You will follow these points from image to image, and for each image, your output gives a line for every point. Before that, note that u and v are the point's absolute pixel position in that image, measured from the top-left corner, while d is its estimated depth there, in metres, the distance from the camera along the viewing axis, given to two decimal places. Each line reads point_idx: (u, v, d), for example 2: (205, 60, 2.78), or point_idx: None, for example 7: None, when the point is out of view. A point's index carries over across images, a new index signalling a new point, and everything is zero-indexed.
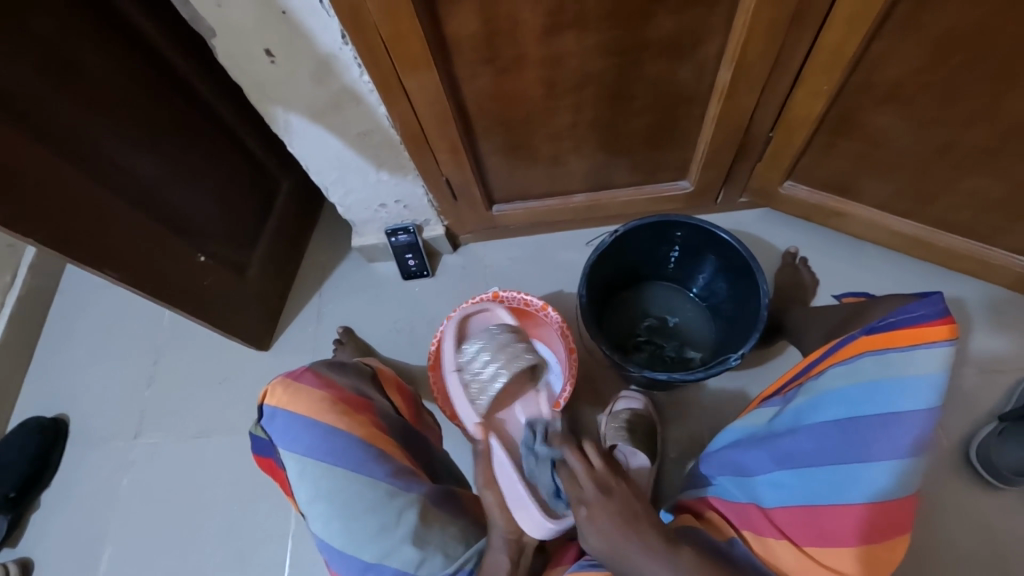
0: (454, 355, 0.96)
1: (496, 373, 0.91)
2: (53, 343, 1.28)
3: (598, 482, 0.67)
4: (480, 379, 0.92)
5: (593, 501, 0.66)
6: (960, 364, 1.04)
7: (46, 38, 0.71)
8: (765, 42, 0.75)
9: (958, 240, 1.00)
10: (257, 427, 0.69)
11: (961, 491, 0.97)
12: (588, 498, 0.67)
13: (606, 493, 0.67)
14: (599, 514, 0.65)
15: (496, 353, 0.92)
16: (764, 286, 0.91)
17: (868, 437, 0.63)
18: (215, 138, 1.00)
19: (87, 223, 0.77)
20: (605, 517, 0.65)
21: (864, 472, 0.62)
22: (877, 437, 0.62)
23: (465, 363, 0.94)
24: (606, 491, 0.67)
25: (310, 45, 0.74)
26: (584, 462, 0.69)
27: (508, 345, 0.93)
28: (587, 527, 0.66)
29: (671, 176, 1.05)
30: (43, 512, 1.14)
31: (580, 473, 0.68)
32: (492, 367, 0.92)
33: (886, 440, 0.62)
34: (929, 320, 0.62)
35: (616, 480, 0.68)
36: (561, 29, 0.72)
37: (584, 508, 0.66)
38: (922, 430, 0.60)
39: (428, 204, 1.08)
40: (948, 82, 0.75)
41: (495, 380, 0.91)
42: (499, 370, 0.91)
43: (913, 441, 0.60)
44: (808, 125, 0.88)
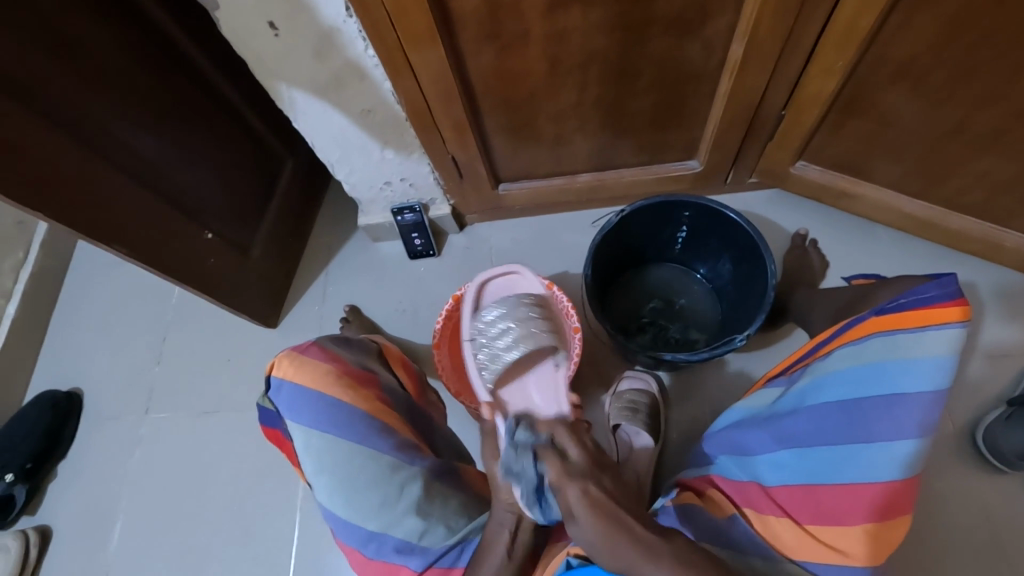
0: (471, 322, 0.97)
1: (512, 345, 0.91)
2: (65, 320, 1.30)
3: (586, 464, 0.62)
4: (494, 350, 0.91)
5: (584, 478, 0.61)
6: (969, 349, 1.03)
7: (48, 12, 0.70)
8: (777, 16, 0.73)
9: (972, 223, 0.98)
10: (264, 399, 0.70)
11: (965, 476, 0.96)
12: (580, 477, 0.61)
13: (596, 480, 0.61)
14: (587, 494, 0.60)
15: (516, 323, 0.92)
16: (771, 267, 0.90)
17: (873, 418, 0.62)
18: (220, 115, 1.00)
19: (94, 199, 0.77)
20: (597, 493, 0.60)
21: (867, 452, 0.62)
22: (881, 417, 0.62)
23: (479, 332, 0.94)
24: (597, 470, 0.62)
25: (314, 19, 0.73)
26: (576, 445, 0.64)
27: (526, 314, 0.93)
28: (573, 504, 0.59)
29: (679, 157, 1.03)
30: (59, 483, 1.17)
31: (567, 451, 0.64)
32: (507, 338, 0.92)
33: (891, 421, 0.61)
34: (941, 301, 0.61)
35: (604, 462, 0.64)
36: (566, 3, 0.70)
37: (577, 486, 0.60)
38: (927, 412, 0.60)
39: (433, 183, 1.07)
40: (966, 58, 0.72)
41: (510, 350, 0.91)
42: (515, 342, 0.91)
43: (918, 422, 0.60)
44: (820, 103, 0.86)
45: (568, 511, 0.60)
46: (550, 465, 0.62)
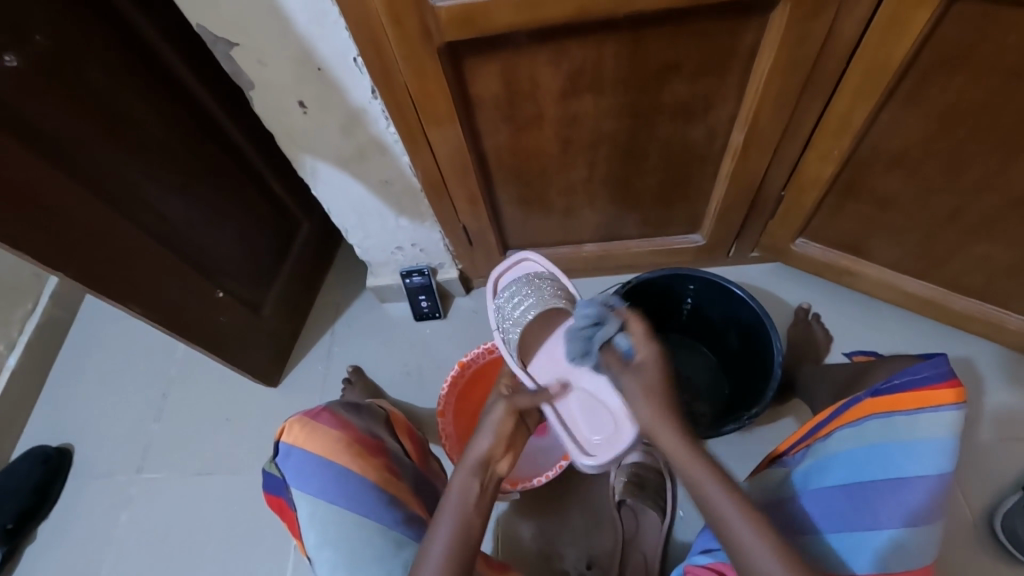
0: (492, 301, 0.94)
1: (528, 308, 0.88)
2: (65, 372, 1.29)
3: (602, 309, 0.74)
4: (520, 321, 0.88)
5: (632, 367, 0.68)
6: (980, 431, 1.01)
7: (97, 88, 0.75)
8: (776, 108, 0.77)
9: (973, 305, 0.99)
10: (272, 464, 0.69)
11: (984, 566, 0.93)
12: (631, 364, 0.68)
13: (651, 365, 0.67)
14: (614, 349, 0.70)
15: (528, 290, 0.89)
16: (777, 344, 0.91)
17: (879, 502, 0.60)
18: (245, 180, 1.04)
19: (115, 259, 0.79)
20: (639, 381, 0.66)
21: (877, 539, 0.59)
22: (888, 502, 0.60)
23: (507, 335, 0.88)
24: (645, 363, 0.67)
25: (342, 99, 0.78)
26: (636, 337, 0.69)
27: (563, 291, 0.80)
28: (622, 383, 0.68)
29: (683, 230, 1.07)
30: (39, 546, 1.13)
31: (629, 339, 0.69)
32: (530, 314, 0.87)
33: (897, 506, 0.59)
34: (935, 382, 0.62)
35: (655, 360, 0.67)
36: (579, 92, 0.75)
37: (627, 374, 0.68)
38: (932, 495, 0.58)
39: (443, 249, 1.10)
40: (958, 151, 0.76)
41: (527, 313, 0.87)
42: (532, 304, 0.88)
43: (923, 506, 0.59)
44: (819, 186, 0.90)
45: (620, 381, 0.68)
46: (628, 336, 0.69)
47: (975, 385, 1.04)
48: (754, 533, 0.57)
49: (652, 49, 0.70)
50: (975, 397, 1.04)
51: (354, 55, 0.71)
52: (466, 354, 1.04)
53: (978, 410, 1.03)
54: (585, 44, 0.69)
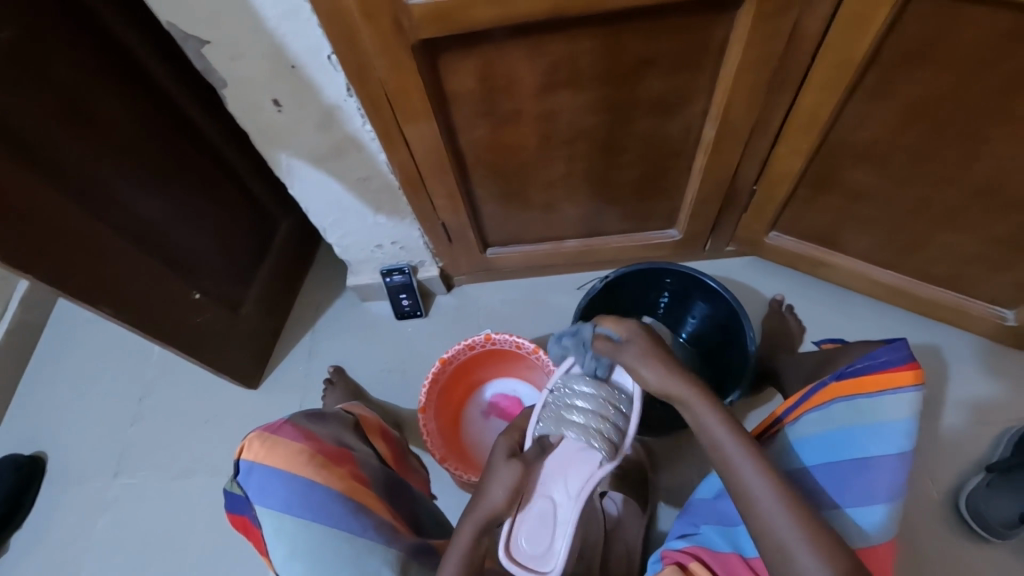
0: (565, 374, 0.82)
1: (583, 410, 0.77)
2: (37, 378, 1.26)
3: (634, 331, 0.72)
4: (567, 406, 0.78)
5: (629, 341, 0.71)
6: (947, 413, 1.05)
7: (63, 86, 0.74)
8: (747, 103, 0.79)
9: (937, 292, 1.03)
10: (232, 481, 0.63)
11: (951, 543, 0.96)
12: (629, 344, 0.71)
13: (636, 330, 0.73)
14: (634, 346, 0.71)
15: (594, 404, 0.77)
16: (750, 333, 0.93)
17: (844, 482, 0.62)
18: (219, 179, 1.03)
19: (90, 259, 0.78)
20: (645, 351, 0.70)
21: (845, 518, 0.61)
22: (853, 482, 0.62)
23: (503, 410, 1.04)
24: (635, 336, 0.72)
25: (315, 98, 0.78)
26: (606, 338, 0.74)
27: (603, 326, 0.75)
28: (642, 370, 0.69)
29: (661, 225, 1.09)
30: (11, 555, 1.10)
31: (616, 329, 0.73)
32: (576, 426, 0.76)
33: (861, 486, 0.61)
34: (895, 365, 0.64)
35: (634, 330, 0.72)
36: (555, 87, 0.76)
37: (629, 349, 0.71)
38: (896, 473, 0.60)
39: (423, 246, 1.10)
40: (919, 144, 0.79)
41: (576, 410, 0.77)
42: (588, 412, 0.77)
43: (889, 484, 0.60)
44: (790, 179, 0.92)
45: (616, 349, 0.72)
46: (606, 344, 0.73)
47: (940, 369, 1.08)
48: (766, 488, 0.58)
49: (625, 46, 0.72)
50: (941, 381, 1.07)
51: (327, 53, 0.72)
52: (446, 351, 1.03)
53: (944, 393, 1.07)
54: (561, 40, 0.70)
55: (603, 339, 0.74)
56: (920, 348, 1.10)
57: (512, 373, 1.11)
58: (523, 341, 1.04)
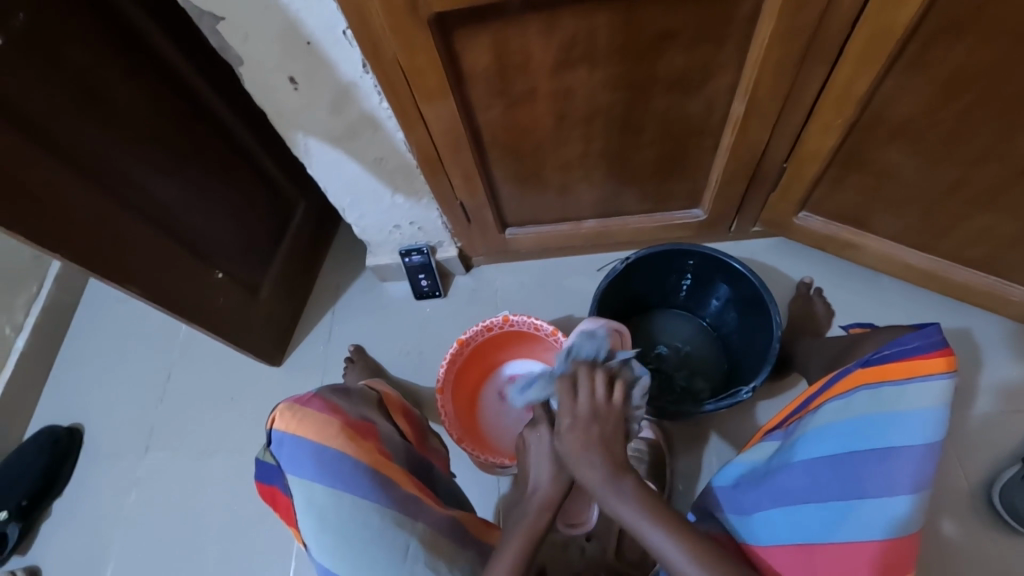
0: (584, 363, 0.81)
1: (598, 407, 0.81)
2: (72, 354, 1.31)
3: (594, 407, 0.71)
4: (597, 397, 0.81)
5: (579, 416, 0.70)
6: (982, 402, 1.01)
7: (83, 67, 0.74)
8: (776, 78, 0.75)
9: (976, 276, 0.98)
10: (264, 450, 0.64)
11: (980, 536, 0.93)
12: (577, 412, 0.70)
13: (600, 417, 0.70)
14: (579, 432, 0.69)
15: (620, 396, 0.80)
16: (776, 317, 0.91)
17: (865, 472, 0.60)
18: (238, 159, 1.03)
19: (112, 240, 0.80)
20: (578, 436, 0.69)
21: (865, 509, 0.59)
22: (874, 473, 0.59)
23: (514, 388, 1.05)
24: (597, 415, 0.70)
25: (330, 74, 0.77)
26: (588, 387, 0.72)
27: (583, 379, 0.73)
28: (561, 438, 0.70)
29: (683, 206, 1.05)
30: (52, 521, 1.16)
31: (581, 394, 0.72)
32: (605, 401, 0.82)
33: (882, 477, 0.59)
34: (925, 352, 0.61)
35: (598, 412, 0.70)
36: (573, 63, 0.74)
37: (566, 419, 0.70)
38: (922, 464, 0.58)
39: (441, 227, 1.09)
40: (963, 120, 0.74)
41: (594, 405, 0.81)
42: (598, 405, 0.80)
43: (913, 476, 0.58)
44: (821, 157, 0.88)
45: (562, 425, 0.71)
46: (564, 391, 0.72)
47: (975, 356, 1.04)
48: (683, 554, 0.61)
49: (648, 18, 0.68)
50: (974, 369, 1.03)
51: (342, 27, 0.70)
52: (465, 332, 1.03)
53: (979, 383, 1.02)
54: (579, 13, 0.67)
55: (567, 394, 0.72)
56: (955, 335, 1.06)
57: (530, 355, 1.10)
58: (541, 323, 1.03)
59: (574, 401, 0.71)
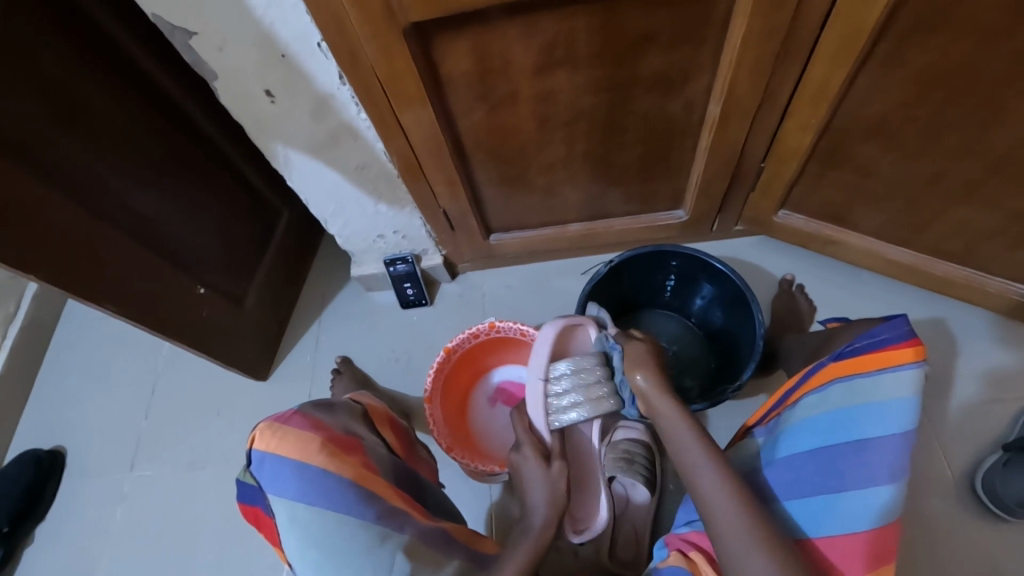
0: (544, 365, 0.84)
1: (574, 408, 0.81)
2: (52, 374, 1.28)
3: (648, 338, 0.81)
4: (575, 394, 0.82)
5: (641, 337, 0.80)
6: (963, 391, 1.03)
7: (55, 84, 0.73)
8: (752, 79, 0.77)
9: (952, 267, 1.00)
10: (245, 471, 0.63)
11: (966, 523, 0.95)
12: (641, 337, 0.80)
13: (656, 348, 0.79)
14: (642, 346, 0.78)
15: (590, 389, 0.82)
16: (759, 316, 0.92)
17: (844, 464, 0.60)
18: (217, 172, 1.02)
19: (91, 257, 0.79)
20: (644, 347, 0.78)
21: (845, 502, 0.59)
22: (854, 465, 0.60)
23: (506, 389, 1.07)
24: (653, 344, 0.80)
25: (308, 85, 0.76)
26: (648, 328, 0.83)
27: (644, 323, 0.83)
28: (628, 347, 0.78)
29: (666, 206, 1.06)
30: (35, 546, 1.13)
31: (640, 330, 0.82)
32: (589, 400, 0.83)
33: (861, 468, 0.60)
34: (895, 343, 0.63)
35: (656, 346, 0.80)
36: (552, 67, 0.74)
37: (635, 339, 0.79)
38: (898, 454, 0.59)
39: (425, 234, 1.09)
40: (934, 114, 0.76)
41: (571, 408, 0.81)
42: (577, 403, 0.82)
43: (890, 465, 0.59)
44: (799, 155, 0.89)
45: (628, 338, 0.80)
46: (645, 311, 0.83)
47: (954, 345, 1.06)
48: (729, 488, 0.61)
49: (624, 22, 0.69)
50: (954, 358, 1.05)
51: (318, 39, 0.70)
52: (451, 340, 1.03)
53: (960, 372, 1.04)
54: (556, 18, 0.67)
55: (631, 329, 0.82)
56: (934, 326, 1.08)
57: (517, 360, 1.11)
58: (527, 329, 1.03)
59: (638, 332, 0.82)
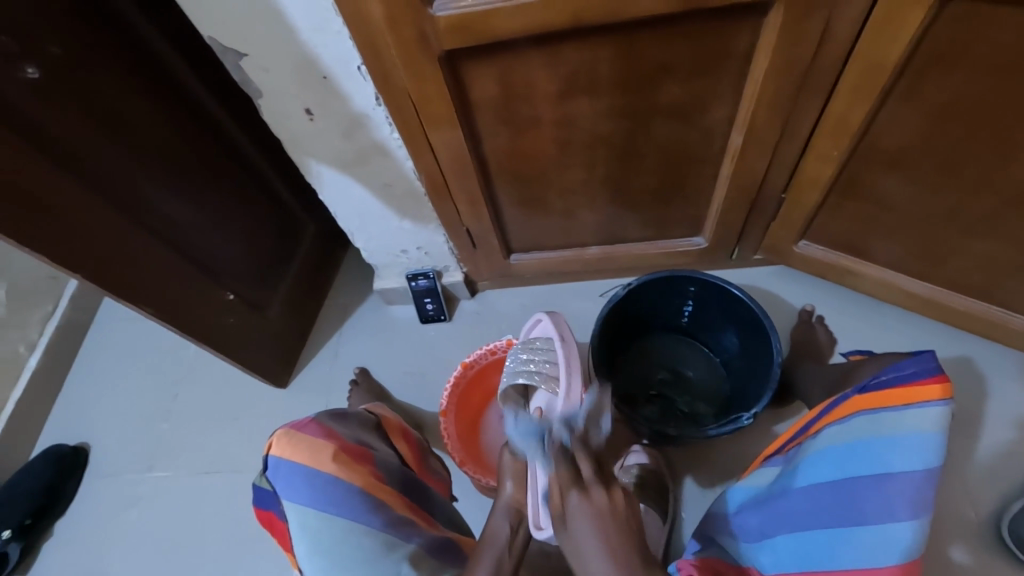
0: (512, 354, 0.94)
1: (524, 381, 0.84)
2: (82, 373, 1.33)
3: (601, 490, 0.58)
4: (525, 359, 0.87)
5: (580, 493, 0.58)
6: (989, 432, 1.00)
7: (110, 98, 0.79)
8: (771, 110, 0.78)
9: (976, 304, 0.99)
10: (260, 477, 0.65)
11: (990, 569, 0.91)
12: (590, 495, 0.58)
13: (603, 488, 0.59)
14: (590, 508, 0.57)
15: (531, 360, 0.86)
16: (775, 343, 0.91)
17: (861, 497, 0.60)
18: (251, 184, 1.07)
19: (128, 259, 0.83)
20: (589, 511, 0.57)
21: (862, 536, 0.60)
22: (874, 498, 0.59)
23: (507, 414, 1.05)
24: (606, 494, 0.58)
25: (344, 106, 0.80)
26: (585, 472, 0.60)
27: (589, 480, 0.59)
28: (571, 521, 0.57)
29: (685, 232, 1.08)
30: (53, 541, 1.16)
31: (586, 478, 0.60)
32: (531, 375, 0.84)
33: (880, 502, 0.59)
34: (921, 379, 0.60)
35: (607, 493, 0.58)
36: (575, 94, 0.77)
37: (574, 496, 0.58)
38: (918, 490, 0.57)
39: (446, 251, 1.12)
40: (955, 149, 0.77)
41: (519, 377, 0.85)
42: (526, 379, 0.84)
43: (910, 501, 0.57)
44: (818, 186, 0.90)
45: (562, 516, 0.59)
46: (569, 479, 0.60)
47: (978, 384, 1.04)
48: None
49: (646, 53, 0.72)
50: (980, 397, 1.03)
51: (357, 63, 0.74)
52: (468, 357, 1.05)
53: (987, 413, 1.02)
54: (580, 48, 0.71)
55: (557, 492, 0.60)
56: (958, 363, 1.06)
57: None
58: None
59: (585, 491, 0.58)
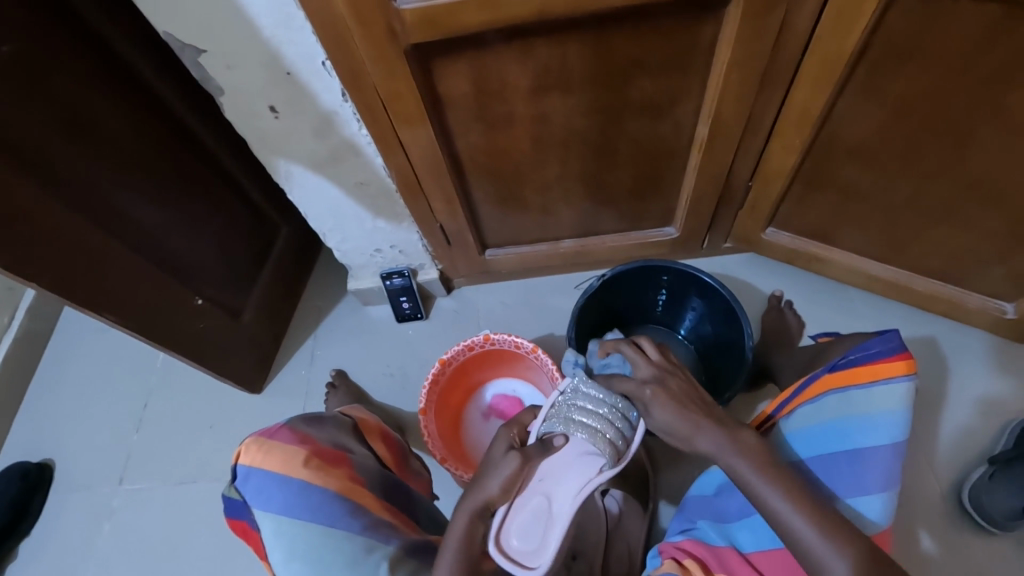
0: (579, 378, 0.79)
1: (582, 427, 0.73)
2: (43, 387, 1.28)
3: (657, 369, 0.68)
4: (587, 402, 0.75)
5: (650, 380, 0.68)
6: (949, 406, 1.05)
7: (63, 99, 0.75)
8: (738, 101, 0.80)
9: (935, 285, 1.03)
10: (230, 486, 0.63)
11: (954, 538, 0.96)
12: (652, 380, 0.67)
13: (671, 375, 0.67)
14: (662, 383, 0.66)
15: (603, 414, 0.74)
16: (747, 330, 0.94)
17: (837, 473, 0.63)
18: (217, 186, 1.04)
19: (89, 267, 0.80)
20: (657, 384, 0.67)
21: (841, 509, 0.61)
22: (848, 473, 0.62)
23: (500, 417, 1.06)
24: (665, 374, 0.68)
25: (312, 103, 0.79)
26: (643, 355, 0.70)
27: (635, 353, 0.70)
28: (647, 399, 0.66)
29: (657, 224, 1.09)
30: (19, 563, 1.12)
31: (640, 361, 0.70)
32: (589, 423, 0.73)
33: (855, 477, 0.62)
34: (887, 356, 0.64)
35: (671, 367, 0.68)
36: (546, 89, 0.77)
37: (644, 384, 0.67)
38: (887, 463, 0.61)
39: (422, 249, 1.11)
40: (911, 137, 0.80)
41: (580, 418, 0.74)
42: (588, 424, 0.73)
43: (882, 474, 0.61)
44: (784, 175, 0.93)
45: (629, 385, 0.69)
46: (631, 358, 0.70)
47: (938, 362, 1.08)
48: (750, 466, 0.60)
49: (615, 47, 0.72)
50: (941, 374, 1.07)
51: (322, 59, 0.73)
52: (446, 352, 1.03)
53: (947, 389, 1.06)
54: (550, 43, 0.71)
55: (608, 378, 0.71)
56: (920, 343, 1.10)
57: (511, 374, 1.12)
58: (521, 340, 1.04)
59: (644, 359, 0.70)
